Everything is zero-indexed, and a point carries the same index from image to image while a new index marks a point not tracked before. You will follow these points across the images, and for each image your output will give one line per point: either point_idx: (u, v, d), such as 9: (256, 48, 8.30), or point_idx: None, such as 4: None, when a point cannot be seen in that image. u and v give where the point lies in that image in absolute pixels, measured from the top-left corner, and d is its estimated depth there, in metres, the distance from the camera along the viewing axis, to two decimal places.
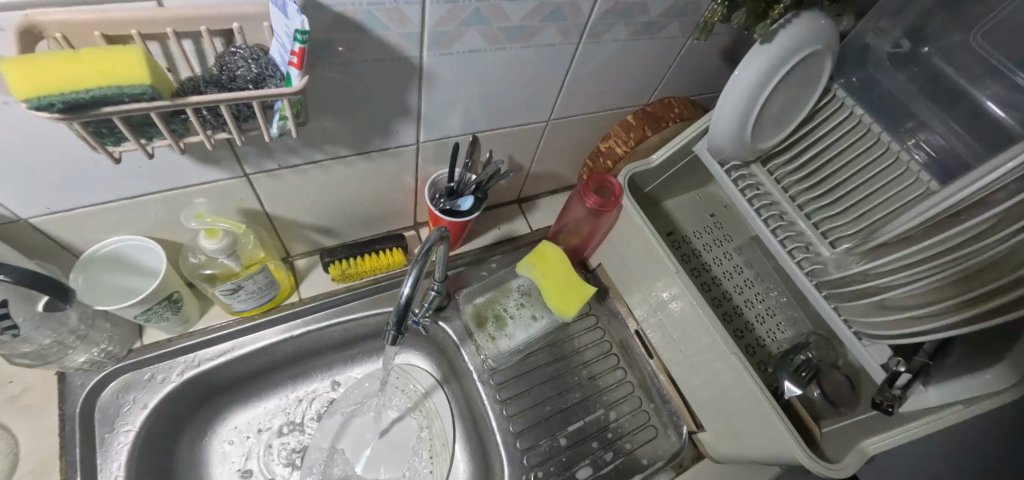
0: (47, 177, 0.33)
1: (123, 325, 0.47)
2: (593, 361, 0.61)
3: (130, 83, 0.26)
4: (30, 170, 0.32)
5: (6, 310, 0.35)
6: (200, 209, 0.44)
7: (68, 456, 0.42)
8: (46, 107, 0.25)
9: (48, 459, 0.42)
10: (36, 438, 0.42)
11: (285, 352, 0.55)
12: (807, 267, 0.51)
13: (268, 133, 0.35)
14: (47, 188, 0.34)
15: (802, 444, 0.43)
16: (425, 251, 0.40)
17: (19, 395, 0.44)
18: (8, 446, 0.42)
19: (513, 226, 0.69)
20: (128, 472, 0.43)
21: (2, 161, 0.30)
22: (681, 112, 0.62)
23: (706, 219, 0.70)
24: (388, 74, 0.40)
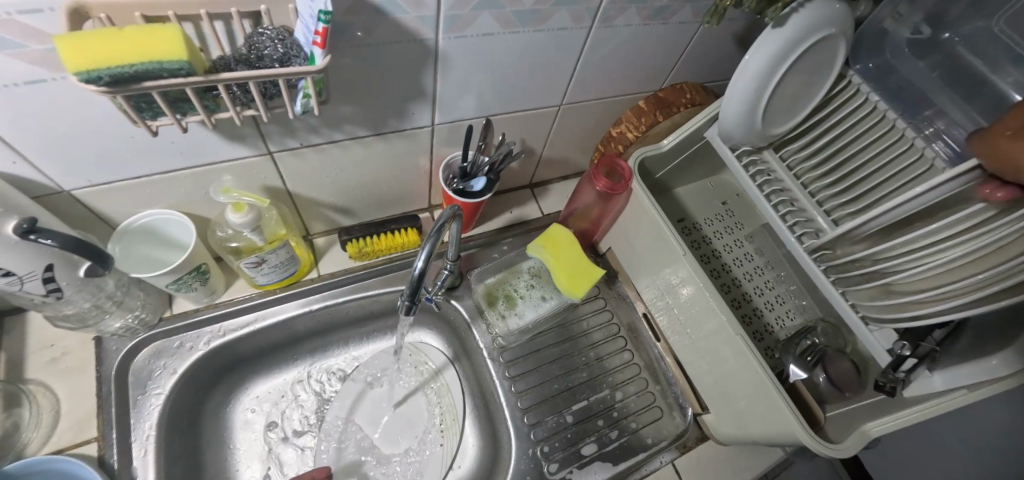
0: (86, 147, 0.36)
1: (155, 295, 0.50)
2: (601, 343, 0.62)
3: (170, 60, 0.28)
4: (77, 140, 0.35)
5: (52, 275, 0.38)
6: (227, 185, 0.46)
7: (103, 414, 0.45)
8: (95, 80, 0.27)
9: (86, 418, 0.45)
10: (76, 397, 0.46)
11: (304, 325, 0.57)
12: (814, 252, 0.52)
13: (293, 110, 0.37)
14: (88, 161, 0.38)
15: (804, 424, 0.43)
16: (438, 228, 0.42)
17: (62, 356, 0.48)
18: (52, 403, 0.45)
19: (525, 211, 0.70)
20: (159, 431, 0.46)
21: (49, 132, 0.34)
22: (693, 97, 0.62)
23: (718, 206, 0.71)
24: (406, 57, 0.41)
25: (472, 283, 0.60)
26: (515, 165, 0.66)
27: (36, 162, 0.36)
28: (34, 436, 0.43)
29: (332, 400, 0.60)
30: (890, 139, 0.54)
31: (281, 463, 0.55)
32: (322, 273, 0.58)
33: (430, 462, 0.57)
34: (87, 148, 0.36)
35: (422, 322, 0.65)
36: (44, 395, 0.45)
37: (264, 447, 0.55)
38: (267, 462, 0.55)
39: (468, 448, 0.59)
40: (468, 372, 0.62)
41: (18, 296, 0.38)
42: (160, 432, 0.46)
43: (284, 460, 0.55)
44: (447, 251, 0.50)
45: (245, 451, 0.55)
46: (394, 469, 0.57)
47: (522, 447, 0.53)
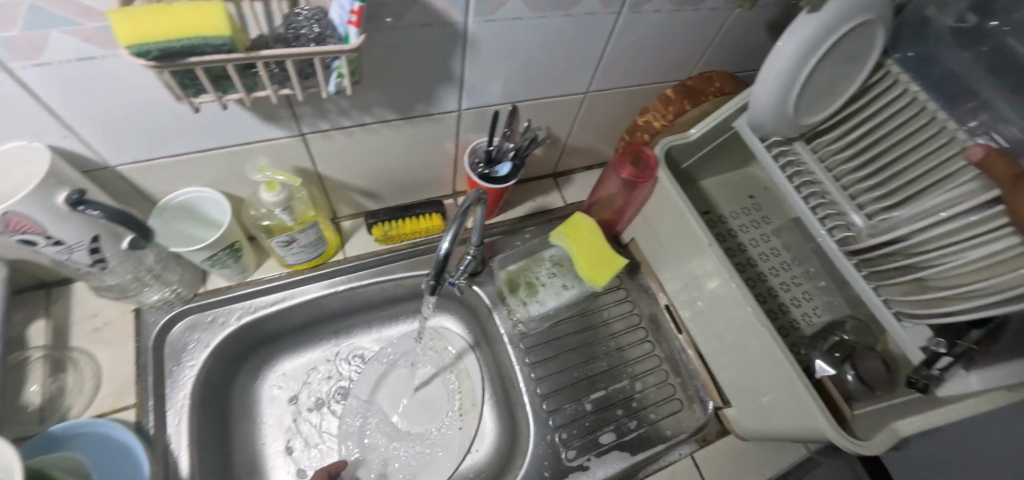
0: (131, 123, 0.39)
1: (190, 271, 0.52)
2: (621, 333, 0.62)
3: (214, 36, 0.29)
4: (124, 115, 0.38)
5: (98, 246, 0.41)
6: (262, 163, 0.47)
7: (141, 382, 0.47)
8: (144, 54, 0.28)
9: (125, 386, 0.48)
10: (115, 366, 0.49)
11: (329, 305, 0.58)
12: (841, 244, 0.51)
13: (326, 90, 0.38)
14: (134, 136, 0.40)
15: (829, 418, 0.42)
16: (464, 210, 0.42)
17: (103, 326, 0.51)
18: (93, 369, 0.48)
19: (548, 200, 0.70)
20: (192, 400, 0.48)
21: (98, 108, 0.36)
22: (723, 86, 0.60)
23: (744, 200, 0.69)
24: (436, 39, 0.41)
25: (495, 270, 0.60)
26: (539, 152, 0.66)
27: (83, 136, 0.39)
28: (78, 400, 0.47)
29: (355, 380, 0.61)
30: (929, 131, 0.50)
31: (305, 438, 0.57)
32: (348, 255, 0.60)
33: (449, 444, 0.58)
34: (135, 122, 0.39)
35: (444, 307, 0.66)
36: (88, 363, 0.49)
37: (289, 422, 0.57)
38: (291, 438, 0.57)
39: (486, 432, 0.60)
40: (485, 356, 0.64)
41: (68, 264, 0.41)
42: (193, 402, 0.48)
43: (307, 436, 0.57)
44: (470, 236, 0.50)
45: (272, 426, 0.57)
46: (413, 449, 0.58)
47: (540, 433, 0.54)
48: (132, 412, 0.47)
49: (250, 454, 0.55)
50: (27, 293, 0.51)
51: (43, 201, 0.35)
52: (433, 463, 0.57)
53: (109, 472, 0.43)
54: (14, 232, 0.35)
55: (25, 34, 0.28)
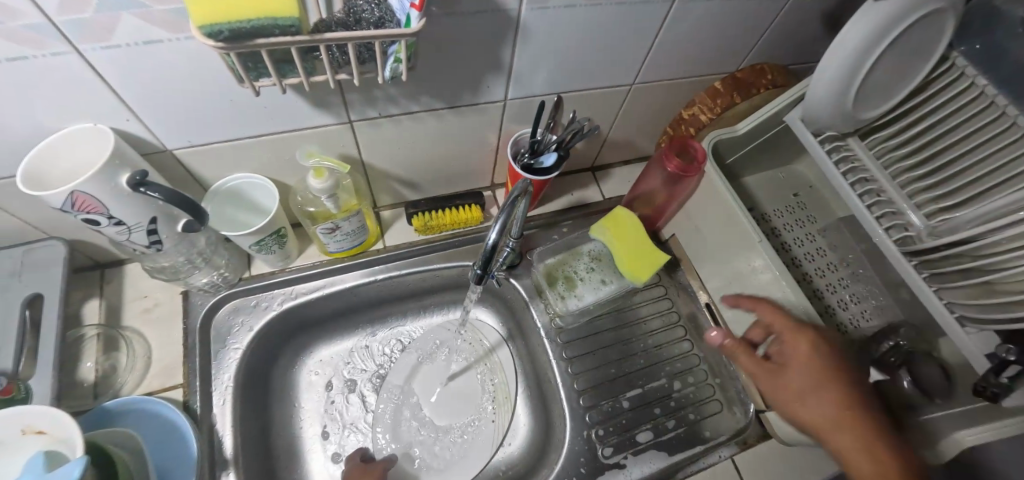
0: (190, 107, 0.41)
1: (237, 256, 0.59)
2: (659, 332, 0.65)
3: (283, 15, 0.29)
4: (183, 99, 0.40)
5: (155, 226, 0.43)
6: (311, 149, 0.52)
7: (188, 361, 0.54)
8: (215, 35, 0.28)
9: (171, 365, 0.54)
10: (165, 346, 0.55)
11: (366, 293, 0.64)
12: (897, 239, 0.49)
13: (383, 75, 0.38)
14: (196, 121, 0.43)
15: (884, 420, 0.42)
16: (512, 200, 0.42)
17: (153, 307, 0.57)
18: (148, 349, 0.55)
19: (587, 193, 0.76)
20: (236, 382, 0.54)
21: (163, 93, 0.39)
22: (774, 78, 0.62)
23: (790, 198, 0.74)
24: (488, 27, 0.41)
25: (534, 262, 0.65)
26: (582, 145, 0.70)
27: (144, 120, 0.42)
28: (130, 377, 0.53)
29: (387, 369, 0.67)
30: (996, 129, 0.48)
31: (339, 421, 0.63)
32: (388, 244, 0.65)
33: (485, 431, 0.62)
34: (194, 104, 0.41)
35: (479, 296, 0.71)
36: (140, 343, 0.55)
37: (324, 406, 0.63)
38: (326, 420, 0.62)
39: (519, 426, 0.63)
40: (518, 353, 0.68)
41: (127, 245, 0.45)
42: (237, 382, 0.54)
43: (343, 419, 0.63)
44: (511, 229, 0.52)
45: (309, 412, 0.62)
46: (448, 433, 0.62)
47: (576, 428, 0.57)
48: (179, 391, 0.53)
49: (291, 436, 0.60)
50: (85, 274, 0.58)
51: (109, 182, 0.37)
52: (467, 447, 0.61)
53: (157, 442, 0.48)
54: (80, 211, 0.37)
55: (98, 16, 0.29)
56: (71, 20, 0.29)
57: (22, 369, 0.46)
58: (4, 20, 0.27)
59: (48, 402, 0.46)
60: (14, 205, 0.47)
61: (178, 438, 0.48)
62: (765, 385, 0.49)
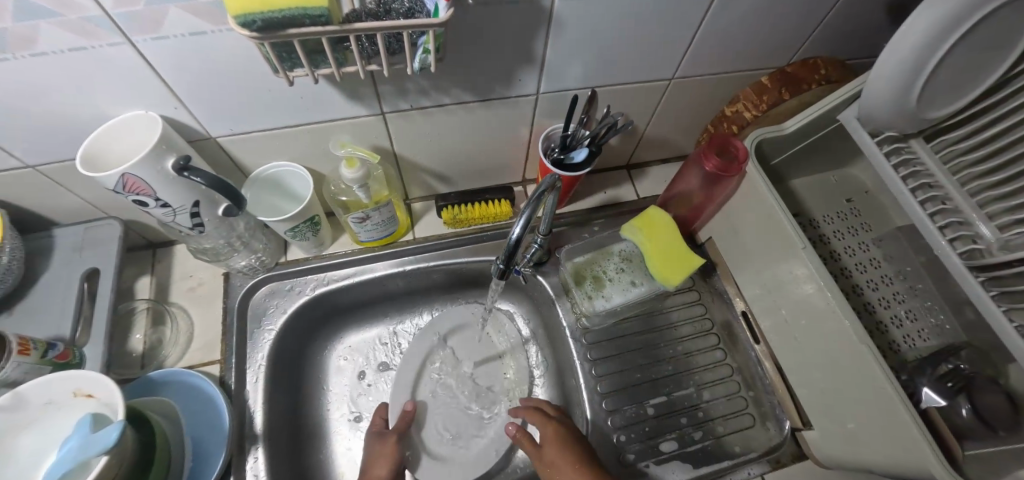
0: (232, 95, 0.44)
1: (274, 241, 0.61)
2: (691, 339, 0.66)
3: (312, 6, 0.29)
4: (227, 87, 0.42)
5: (197, 210, 0.46)
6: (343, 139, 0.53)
7: (226, 339, 0.57)
8: (248, 24, 0.29)
9: (211, 342, 0.58)
10: (206, 324, 0.59)
11: (395, 283, 0.66)
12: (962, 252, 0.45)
13: (411, 67, 0.39)
14: (238, 110, 0.46)
15: (937, 450, 0.41)
16: (538, 195, 0.42)
17: (197, 286, 0.61)
18: (190, 324, 0.58)
19: (620, 192, 0.75)
20: (268, 361, 0.57)
21: (208, 81, 0.41)
22: (829, 73, 0.58)
23: (842, 203, 0.71)
24: (520, 19, 0.41)
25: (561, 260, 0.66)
26: (616, 142, 0.69)
27: (191, 108, 0.44)
28: (173, 351, 0.57)
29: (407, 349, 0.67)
30: None
31: (365, 406, 0.65)
32: (417, 236, 0.67)
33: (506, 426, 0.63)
34: (238, 92, 0.43)
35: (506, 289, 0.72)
36: (183, 317, 0.59)
37: (350, 391, 0.66)
38: (354, 405, 0.65)
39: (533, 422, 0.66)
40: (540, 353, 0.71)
41: (172, 226, 0.48)
42: (269, 362, 0.57)
43: (368, 405, 0.65)
44: (539, 226, 0.53)
45: (336, 396, 0.65)
46: (468, 425, 0.63)
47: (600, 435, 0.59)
48: (217, 367, 0.57)
49: (319, 417, 0.63)
50: (139, 252, 0.63)
51: (156, 166, 0.40)
52: (486, 440, 0.62)
53: (193, 410, 0.51)
54: (131, 193, 0.41)
55: (147, 8, 0.32)
56: (122, 11, 0.32)
57: (80, 336, 0.51)
58: (65, 12, 0.31)
59: (99, 368, 0.50)
60: (77, 183, 0.51)
61: (207, 403, 0.52)
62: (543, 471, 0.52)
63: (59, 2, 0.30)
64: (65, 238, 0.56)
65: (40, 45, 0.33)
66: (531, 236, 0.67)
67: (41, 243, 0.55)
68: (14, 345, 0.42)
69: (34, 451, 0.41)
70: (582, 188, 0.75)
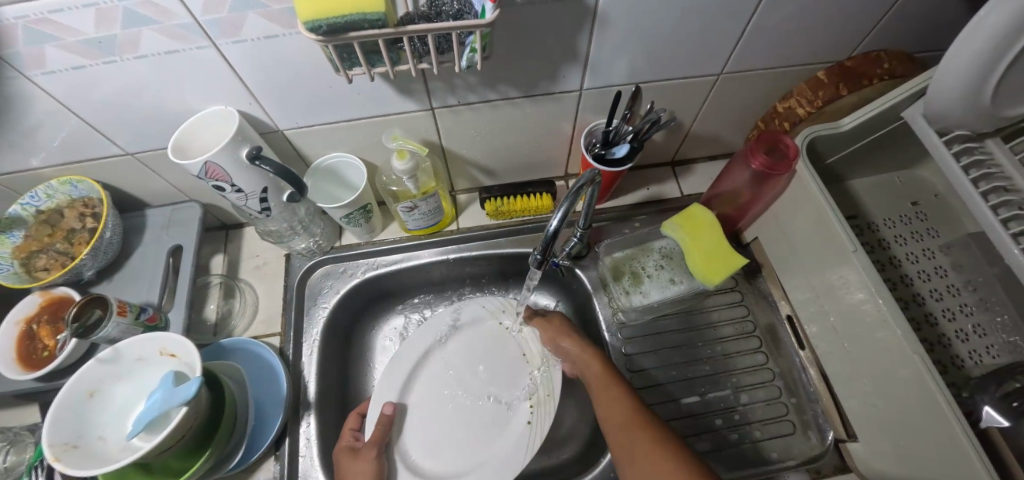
0: (303, 92, 0.49)
1: (330, 227, 0.67)
2: (731, 340, 0.65)
3: (371, 11, 0.32)
4: (298, 84, 0.47)
5: (266, 196, 0.51)
6: (396, 132, 0.57)
7: (287, 314, 0.63)
8: (316, 28, 0.33)
9: (274, 315, 0.64)
10: (270, 299, 0.65)
11: (438, 269, 0.71)
12: None
13: (459, 65, 0.41)
14: (307, 107, 0.51)
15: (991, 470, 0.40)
16: (576, 188, 0.44)
17: (262, 264, 0.68)
18: (257, 298, 0.65)
19: (663, 189, 0.74)
20: (322, 336, 0.63)
21: (282, 80, 0.46)
22: (893, 67, 0.54)
23: (907, 206, 0.68)
24: (566, 16, 0.43)
25: (599, 254, 0.67)
26: (660, 138, 0.68)
27: (265, 105, 0.50)
28: (241, 322, 0.64)
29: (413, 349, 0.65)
30: None
31: None
32: (460, 226, 0.71)
33: (514, 442, 0.59)
34: (307, 87, 0.48)
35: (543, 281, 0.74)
36: (251, 291, 0.66)
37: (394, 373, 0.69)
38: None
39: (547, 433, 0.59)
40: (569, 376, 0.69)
41: (244, 210, 0.54)
42: (323, 336, 0.63)
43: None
44: (578, 221, 0.57)
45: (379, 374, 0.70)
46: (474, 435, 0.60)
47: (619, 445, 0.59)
48: (277, 338, 0.63)
49: (366, 391, 0.69)
50: (214, 232, 0.70)
51: (232, 154, 0.45)
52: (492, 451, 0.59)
53: (255, 378, 0.58)
54: (211, 179, 0.46)
55: (230, 15, 0.38)
56: (210, 18, 0.38)
57: (165, 303, 0.58)
58: (163, 20, 0.37)
59: (180, 332, 0.57)
60: (167, 169, 0.58)
61: (268, 370, 0.58)
62: (546, 342, 0.64)
63: (157, 11, 0.36)
64: (154, 218, 0.63)
65: (141, 48, 0.39)
66: (571, 231, 0.68)
67: (135, 221, 0.63)
68: (115, 307, 0.49)
69: (129, 397, 0.48)
70: (623, 185, 0.75)
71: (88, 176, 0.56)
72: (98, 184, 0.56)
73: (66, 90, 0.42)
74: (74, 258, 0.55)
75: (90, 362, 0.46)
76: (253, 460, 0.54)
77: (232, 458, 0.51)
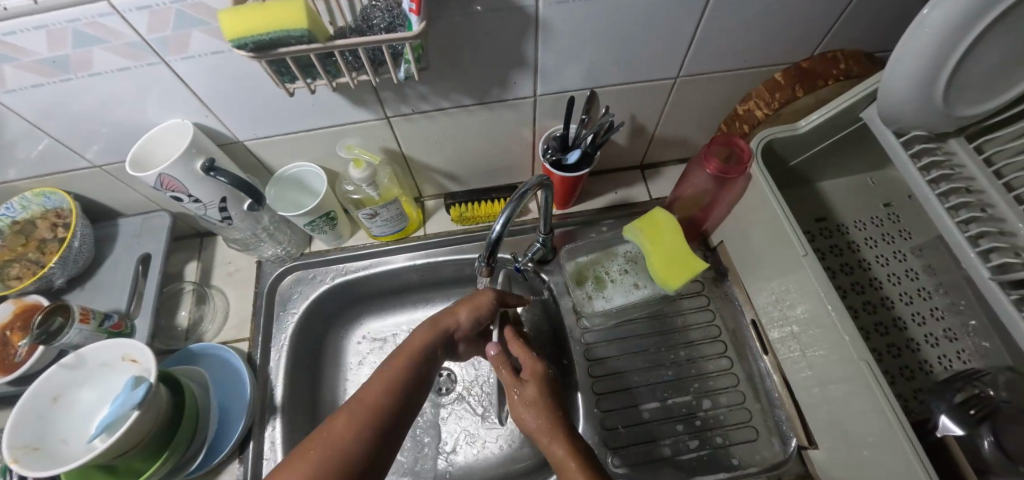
0: (257, 105, 0.50)
1: (298, 235, 0.68)
2: (696, 343, 0.65)
3: (294, 28, 0.33)
4: (252, 96, 0.49)
5: (225, 205, 0.53)
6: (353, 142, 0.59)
7: (255, 319, 0.64)
8: (243, 46, 0.34)
9: (243, 321, 0.66)
10: (240, 306, 0.67)
11: (408, 275, 0.71)
12: (993, 261, 0.41)
13: (397, 76, 0.42)
14: (264, 118, 0.53)
15: None
16: (521, 194, 0.44)
17: (234, 271, 0.69)
18: (226, 304, 0.67)
19: (631, 192, 0.74)
20: (289, 341, 0.64)
21: (236, 93, 0.48)
22: (850, 67, 0.54)
23: (878, 208, 0.66)
24: (505, 24, 0.43)
25: (563, 259, 0.67)
26: (624, 141, 0.68)
27: (222, 117, 0.52)
28: (211, 328, 0.65)
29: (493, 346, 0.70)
30: None
31: None
32: (427, 232, 0.72)
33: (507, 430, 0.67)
34: (260, 98, 0.49)
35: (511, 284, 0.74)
36: (222, 297, 0.67)
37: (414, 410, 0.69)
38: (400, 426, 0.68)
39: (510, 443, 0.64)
40: (597, 388, 0.63)
41: (206, 218, 0.55)
42: (291, 342, 0.64)
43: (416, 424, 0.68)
44: (540, 226, 0.58)
45: (351, 378, 0.71)
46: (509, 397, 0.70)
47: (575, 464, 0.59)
48: (245, 343, 0.64)
49: (336, 395, 0.70)
50: (188, 240, 0.72)
51: (186, 166, 0.46)
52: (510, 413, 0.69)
53: (220, 382, 0.59)
54: (168, 190, 0.48)
55: (175, 33, 0.39)
56: (156, 36, 0.39)
57: (133, 309, 0.60)
58: (113, 39, 0.38)
59: (146, 338, 0.58)
60: (134, 179, 0.60)
61: (235, 375, 0.60)
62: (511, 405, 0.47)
63: (104, 31, 0.37)
64: (127, 227, 0.65)
65: (95, 66, 0.41)
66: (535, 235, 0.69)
67: (108, 230, 0.65)
68: (78, 314, 0.51)
69: (88, 406, 0.50)
70: (592, 189, 0.74)
71: (60, 187, 0.58)
72: (71, 196, 0.59)
73: (26, 108, 0.44)
74: (44, 267, 0.57)
75: (52, 370, 0.48)
76: (214, 464, 0.55)
77: (194, 462, 0.53)
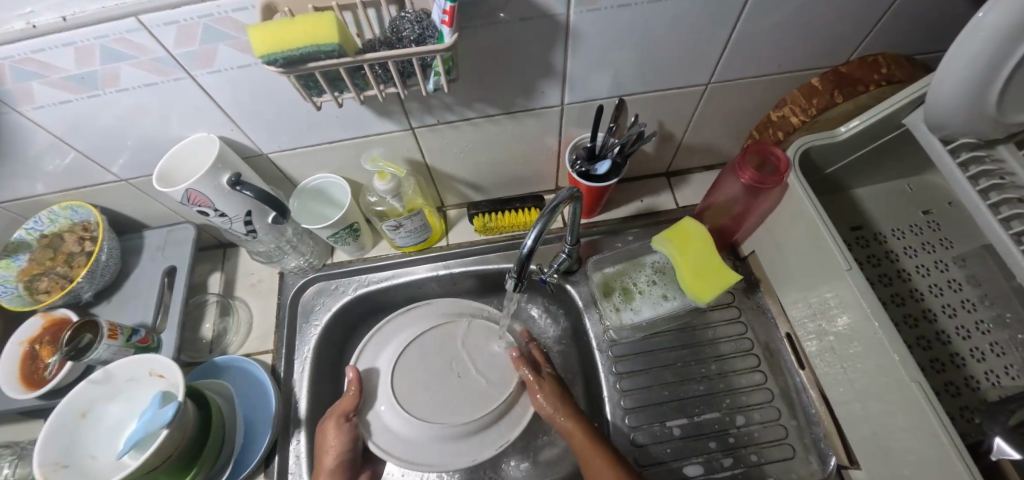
0: (284, 118, 0.50)
1: (320, 245, 0.68)
2: (728, 357, 0.63)
3: (325, 43, 0.32)
4: (279, 110, 0.48)
5: (250, 219, 0.52)
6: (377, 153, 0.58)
7: (279, 332, 0.64)
8: (273, 62, 0.33)
9: (266, 332, 0.65)
10: (263, 317, 0.67)
11: (430, 285, 0.70)
12: None
13: (426, 88, 0.41)
14: (290, 131, 0.52)
15: None
16: (552, 207, 0.43)
17: (257, 282, 0.69)
18: (250, 316, 0.67)
19: (658, 200, 0.73)
20: (312, 354, 0.63)
21: (262, 107, 0.47)
22: (891, 72, 0.52)
23: (916, 216, 0.64)
24: (536, 32, 0.42)
25: (589, 270, 0.65)
26: (651, 148, 0.67)
27: (248, 131, 0.51)
28: (235, 339, 0.65)
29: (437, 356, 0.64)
30: None
31: None
32: (450, 242, 0.71)
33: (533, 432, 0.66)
34: (285, 112, 0.49)
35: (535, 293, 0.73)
36: (245, 309, 0.67)
37: None
38: None
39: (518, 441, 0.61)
40: (625, 404, 0.61)
41: (232, 231, 0.55)
42: (314, 355, 0.63)
43: None
44: (567, 236, 0.56)
45: None
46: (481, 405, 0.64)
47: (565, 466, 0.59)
48: (269, 356, 0.64)
49: None
50: (211, 251, 0.72)
51: (212, 181, 0.46)
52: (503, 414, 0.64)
53: (244, 393, 0.59)
54: (194, 205, 0.48)
55: (202, 48, 0.38)
56: (184, 51, 0.38)
57: (159, 323, 0.60)
58: (140, 55, 0.38)
59: (172, 352, 0.58)
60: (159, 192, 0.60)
61: (257, 388, 0.59)
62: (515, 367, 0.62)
63: (132, 47, 0.37)
64: (152, 239, 0.66)
65: (123, 82, 0.41)
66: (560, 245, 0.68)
67: (133, 243, 0.65)
68: (106, 330, 0.51)
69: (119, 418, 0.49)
70: (617, 197, 0.73)
71: (89, 201, 0.58)
72: (97, 209, 0.59)
73: (56, 124, 0.44)
74: (72, 281, 0.57)
75: (81, 385, 0.48)
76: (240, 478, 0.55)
77: (223, 474, 0.53)
